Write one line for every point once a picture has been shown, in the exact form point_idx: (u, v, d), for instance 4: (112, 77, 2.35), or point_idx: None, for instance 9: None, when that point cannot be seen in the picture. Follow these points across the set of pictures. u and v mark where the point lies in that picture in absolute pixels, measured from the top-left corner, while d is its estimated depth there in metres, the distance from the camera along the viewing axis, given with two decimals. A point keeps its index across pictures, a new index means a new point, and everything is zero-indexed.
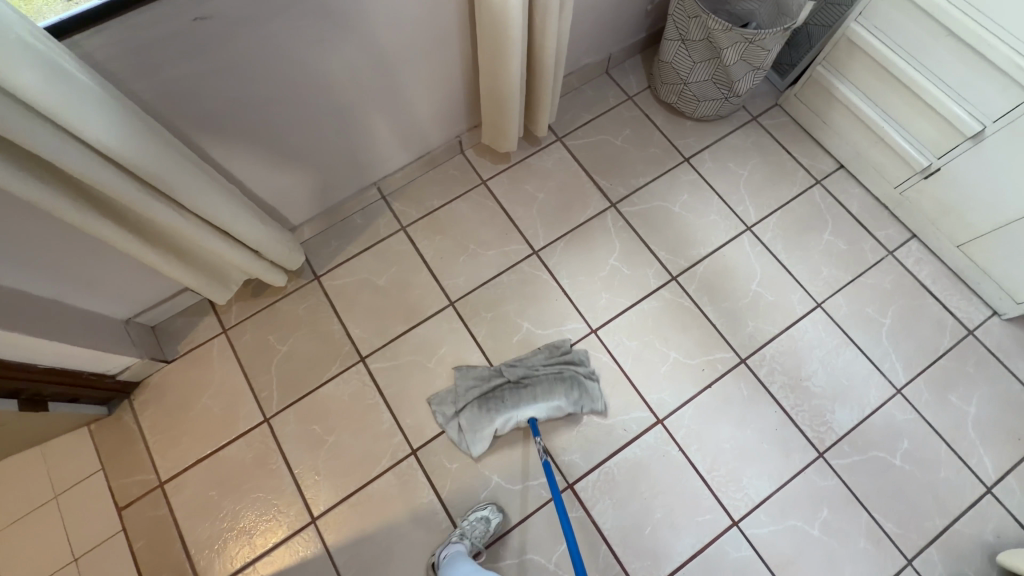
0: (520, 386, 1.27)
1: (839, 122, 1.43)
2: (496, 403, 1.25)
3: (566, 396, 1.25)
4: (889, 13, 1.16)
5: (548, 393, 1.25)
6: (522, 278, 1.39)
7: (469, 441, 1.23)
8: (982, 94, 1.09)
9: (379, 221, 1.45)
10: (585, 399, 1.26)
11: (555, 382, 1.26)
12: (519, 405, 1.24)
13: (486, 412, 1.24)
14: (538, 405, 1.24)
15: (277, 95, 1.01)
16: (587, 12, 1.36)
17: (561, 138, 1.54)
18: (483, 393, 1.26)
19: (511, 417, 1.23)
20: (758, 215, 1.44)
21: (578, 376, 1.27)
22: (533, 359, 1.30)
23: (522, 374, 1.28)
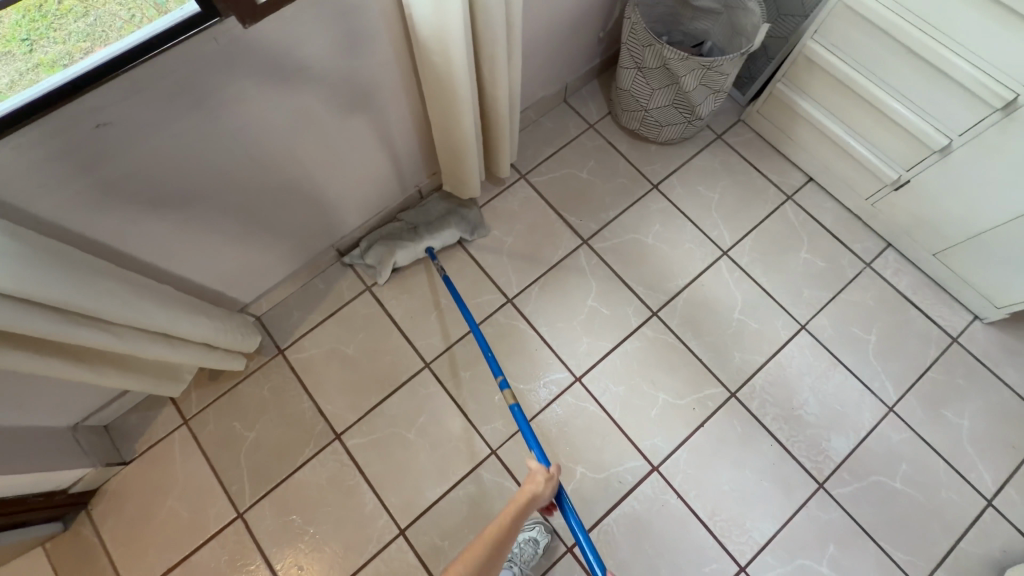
0: (417, 227, 1.38)
1: (804, 136, 1.40)
2: (396, 240, 1.36)
3: (456, 225, 1.38)
4: (846, 31, 1.12)
5: (441, 229, 1.37)
6: (498, 330, 1.33)
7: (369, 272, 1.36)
8: (946, 109, 1.07)
9: (342, 283, 1.37)
10: (470, 224, 1.40)
11: (446, 217, 1.39)
12: (416, 238, 1.36)
13: (388, 248, 1.35)
14: (433, 237, 1.36)
15: (208, 181, 0.93)
16: (538, 48, 1.31)
17: (525, 176, 1.48)
18: (382, 235, 1.37)
19: (408, 247, 1.34)
20: (733, 238, 1.41)
21: (466, 207, 1.42)
22: (427, 199, 1.43)
23: (418, 221, 1.39)
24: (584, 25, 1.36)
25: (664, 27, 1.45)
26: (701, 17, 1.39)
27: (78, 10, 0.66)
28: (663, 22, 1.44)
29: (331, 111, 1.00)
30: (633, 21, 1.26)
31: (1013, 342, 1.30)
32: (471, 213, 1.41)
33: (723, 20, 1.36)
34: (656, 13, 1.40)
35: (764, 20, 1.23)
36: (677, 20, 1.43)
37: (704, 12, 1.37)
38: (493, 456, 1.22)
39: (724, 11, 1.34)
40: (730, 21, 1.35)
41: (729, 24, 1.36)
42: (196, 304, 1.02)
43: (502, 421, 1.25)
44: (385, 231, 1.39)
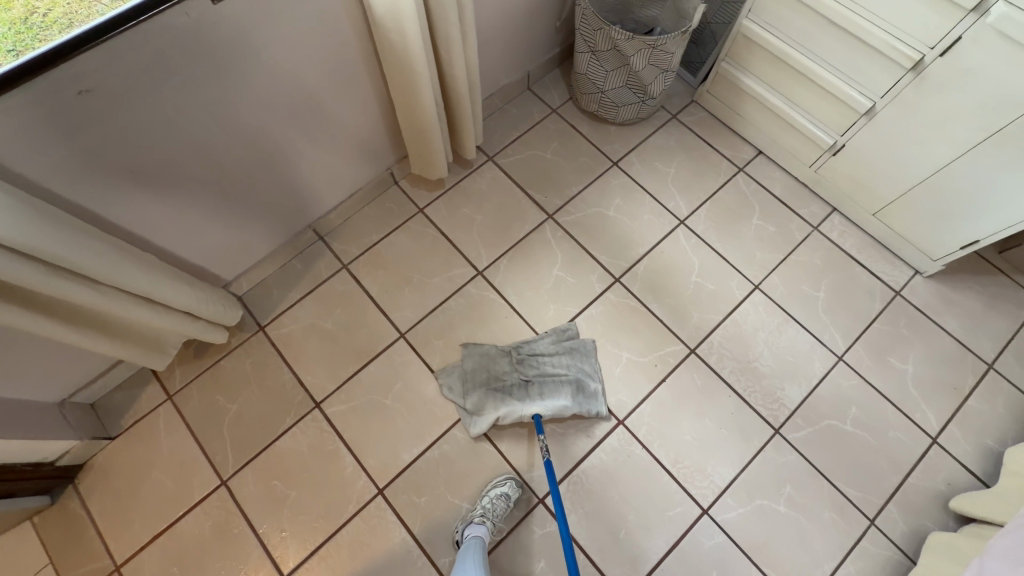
0: (529, 384, 1.30)
1: (750, 111, 1.50)
2: (501, 395, 1.28)
3: (572, 396, 1.27)
4: (774, 8, 1.23)
5: (553, 392, 1.28)
6: (470, 301, 1.40)
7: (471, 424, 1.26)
8: (866, 74, 1.17)
9: (319, 263, 1.44)
10: (591, 402, 1.27)
11: (563, 383, 1.29)
12: (525, 400, 1.27)
13: (495, 401, 1.27)
14: (543, 402, 1.26)
15: (185, 154, 1.00)
16: (497, 35, 1.40)
17: (492, 158, 1.56)
18: (493, 382, 1.30)
19: (515, 408, 1.26)
20: (689, 208, 1.50)
21: (586, 380, 1.30)
22: (546, 353, 1.33)
23: (531, 370, 1.32)
24: (540, 15, 1.46)
25: (616, 16, 1.56)
26: (650, 5, 1.50)
27: (62, 23, 0.74)
28: (615, 12, 1.55)
29: (299, 89, 1.08)
30: (583, 8, 1.36)
31: (951, 293, 1.39)
32: (590, 383, 1.30)
33: (669, 7, 1.47)
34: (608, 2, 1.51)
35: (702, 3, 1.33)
36: (628, 8, 1.53)
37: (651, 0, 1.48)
38: (467, 417, 1.28)
39: None
40: (675, 7, 1.46)
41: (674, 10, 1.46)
42: (177, 274, 1.08)
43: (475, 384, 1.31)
44: (493, 365, 1.32)
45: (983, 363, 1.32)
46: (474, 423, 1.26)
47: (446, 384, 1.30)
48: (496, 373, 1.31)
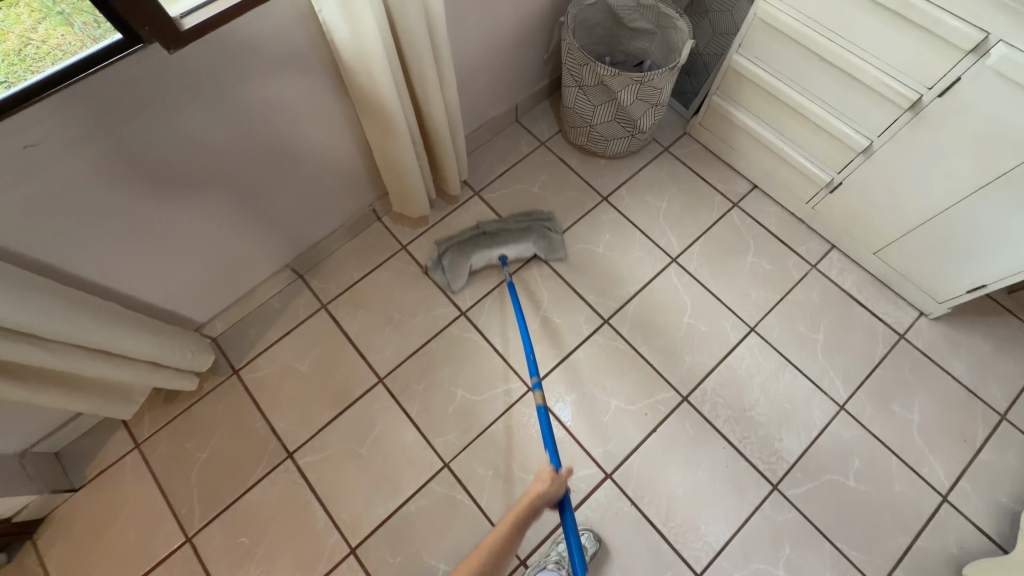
0: (494, 236, 1.41)
1: (743, 145, 1.45)
2: (470, 244, 1.39)
3: (536, 246, 1.41)
4: (765, 43, 1.18)
5: (519, 241, 1.40)
6: (452, 343, 1.34)
7: (452, 280, 1.38)
8: (862, 112, 1.12)
9: (298, 302, 1.39)
10: (553, 246, 1.42)
11: (525, 234, 1.41)
12: (491, 247, 1.39)
13: (467, 255, 1.38)
14: (508, 245, 1.39)
15: (146, 200, 0.96)
16: (481, 70, 1.37)
17: (478, 193, 1.52)
18: (462, 242, 1.40)
19: (483, 253, 1.38)
20: (682, 245, 1.44)
21: (546, 232, 1.43)
22: (511, 219, 1.44)
23: (497, 228, 1.42)
24: (526, 47, 1.43)
25: (606, 48, 1.53)
26: (639, 38, 1.46)
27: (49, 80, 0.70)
28: (605, 45, 1.52)
29: (269, 130, 1.05)
30: (569, 42, 1.32)
31: (958, 336, 1.32)
32: (553, 236, 1.43)
33: (659, 40, 1.44)
34: (597, 35, 1.48)
35: (691, 37, 1.30)
36: (617, 40, 1.50)
37: (641, 34, 1.45)
38: (446, 469, 1.21)
39: (658, 31, 1.41)
40: (664, 40, 1.42)
41: (664, 44, 1.43)
42: (141, 322, 1.04)
43: (455, 433, 1.24)
44: (463, 233, 1.41)
45: (995, 414, 1.24)
46: (455, 279, 1.38)
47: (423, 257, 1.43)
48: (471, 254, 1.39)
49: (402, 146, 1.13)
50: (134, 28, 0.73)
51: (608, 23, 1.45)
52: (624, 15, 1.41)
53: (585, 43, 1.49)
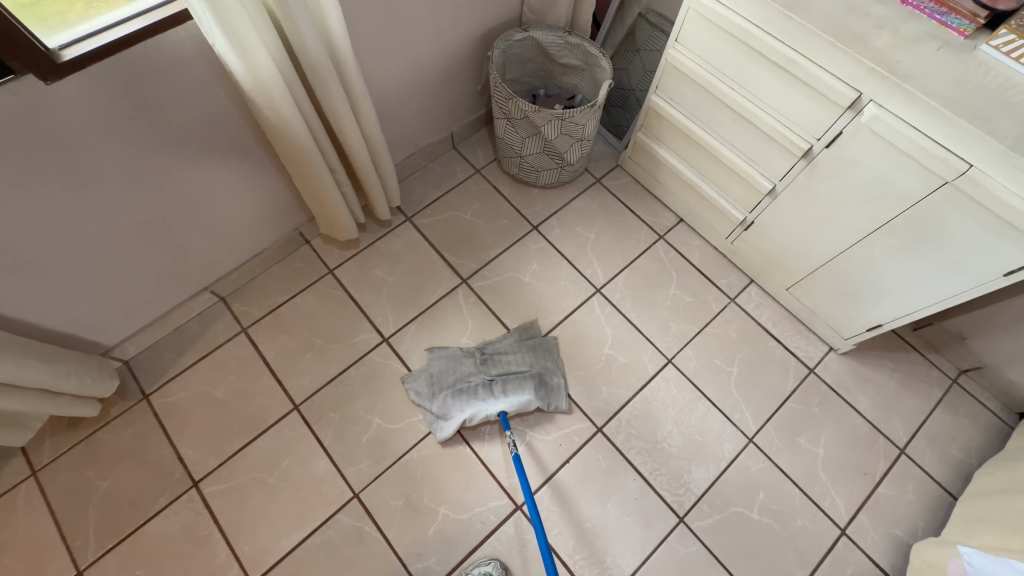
0: (493, 382, 1.28)
1: (668, 180, 1.50)
2: (465, 394, 1.26)
3: (536, 391, 1.26)
4: (678, 87, 1.23)
5: (518, 388, 1.27)
6: (371, 370, 1.33)
7: (441, 430, 1.25)
8: (765, 157, 1.16)
9: (217, 325, 1.37)
10: (554, 397, 1.29)
11: (527, 379, 1.27)
12: (488, 398, 1.25)
13: (462, 408, 1.25)
14: (507, 399, 1.25)
15: (37, 226, 0.94)
16: (409, 99, 1.39)
17: (410, 219, 1.53)
18: (458, 382, 1.28)
19: (480, 409, 1.24)
20: (607, 277, 1.47)
21: (549, 375, 1.30)
22: (509, 352, 1.33)
23: (495, 367, 1.30)
24: (458, 78, 1.46)
25: (540, 81, 1.57)
26: (569, 74, 1.51)
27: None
28: (537, 78, 1.56)
29: (175, 158, 1.05)
30: (495, 76, 1.35)
31: (864, 371, 1.37)
32: (552, 378, 1.31)
33: (587, 77, 1.48)
34: (530, 68, 1.52)
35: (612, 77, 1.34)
36: (550, 74, 1.54)
37: (570, 70, 1.49)
38: (356, 499, 1.20)
39: (586, 68, 1.45)
40: (592, 77, 1.46)
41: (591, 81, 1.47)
42: (32, 350, 1.01)
43: (367, 462, 1.23)
44: (458, 367, 1.31)
45: (895, 448, 1.28)
46: (447, 431, 1.24)
47: (414, 390, 1.30)
48: (462, 375, 1.29)
49: (316, 175, 1.13)
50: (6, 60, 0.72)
51: (537, 59, 1.48)
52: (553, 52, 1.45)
53: (517, 77, 1.53)
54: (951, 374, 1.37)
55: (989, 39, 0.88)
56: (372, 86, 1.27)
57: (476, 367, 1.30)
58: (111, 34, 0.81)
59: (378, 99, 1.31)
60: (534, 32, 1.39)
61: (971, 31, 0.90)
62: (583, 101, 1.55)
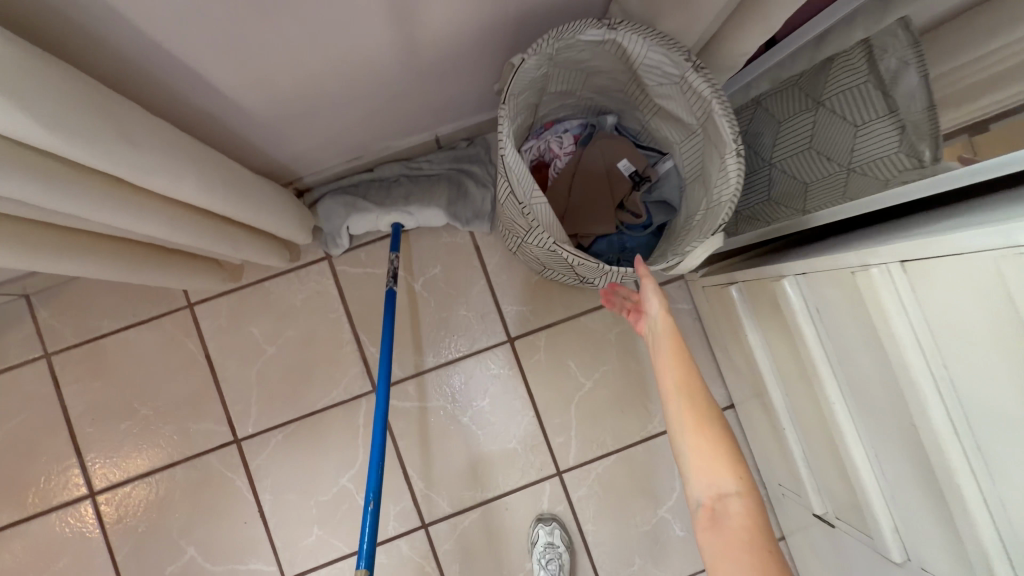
0: (393, 188, 0.94)
1: (739, 361, 0.90)
2: (359, 193, 0.94)
3: (446, 213, 0.94)
4: (842, 316, 0.58)
5: (425, 197, 0.93)
6: (204, 479, 0.94)
7: (332, 243, 0.94)
8: (925, 537, 0.58)
9: (13, 336, 0.94)
10: (470, 212, 0.96)
11: (438, 187, 0.94)
12: (385, 204, 0.92)
13: (346, 217, 0.92)
14: (408, 207, 0.92)
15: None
16: (342, 103, 0.73)
17: (332, 258, 0.97)
18: (347, 194, 0.93)
19: (369, 215, 0.91)
20: (580, 457, 0.98)
21: (470, 189, 0.96)
22: (421, 171, 0.96)
23: (397, 190, 0.94)
24: (457, 68, 0.76)
25: (616, 103, 0.84)
26: (669, 121, 0.79)
27: None
28: (613, 99, 0.84)
29: None
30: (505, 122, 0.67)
31: None
32: (477, 193, 0.96)
33: (696, 144, 0.76)
34: (601, 80, 0.79)
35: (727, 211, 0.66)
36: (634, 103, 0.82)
37: (673, 117, 0.77)
38: None
39: (699, 135, 0.74)
40: (702, 154, 0.76)
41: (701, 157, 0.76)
42: None
43: None
44: (350, 181, 0.95)
45: None
46: (338, 240, 0.94)
47: None
48: (353, 188, 0.94)
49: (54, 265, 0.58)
50: None
51: (623, 74, 0.76)
52: (652, 79, 0.72)
53: (575, 88, 0.81)
54: None
55: None
56: (243, 87, 0.62)
57: (372, 170, 0.95)
58: None
59: (265, 106, 0.67)
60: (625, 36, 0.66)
61: None
62: (675, 172, 0.84)
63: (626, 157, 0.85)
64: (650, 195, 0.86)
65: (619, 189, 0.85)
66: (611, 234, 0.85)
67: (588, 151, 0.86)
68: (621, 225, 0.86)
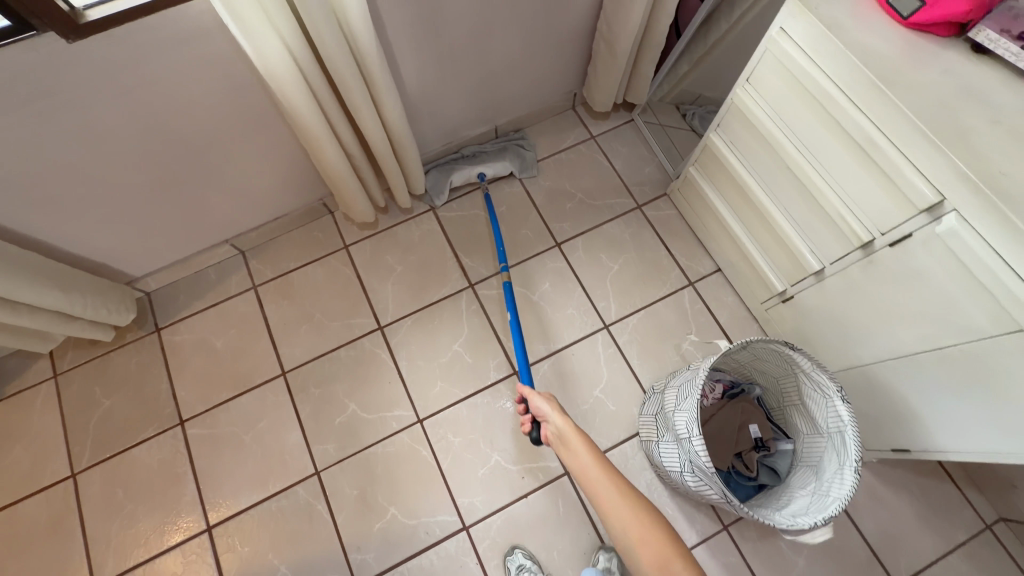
0: (474, 157, 1.51)
1: (712, 227, 1.36)
2: (454, 163, 1.50)
3: (510, 165, 1.50)
4: (741, 133, 1.08)
5: (495, 159, 1.51)
6: (360, 356, 1.34)
7: (436, 196, 1.48)
8: (820, 237, 1.01)
9: (231, 278, 1.42)
10: (524, 165, 1.52)
11: (502, 155, 1.51)
12: (470, 166, 1.48)
13: (448, 174, 1.47)
14: (487, 164, 1.48)
15: (49, 167, 0.97)
16: (450, 92, 1.33)
17: (434, 208, 1.49)
18: (446, 163, 1.50)
19: (463, 170, 1.47)
20: (619, 313, 1.37)
21: (522, 155, 1.52)
22: (489, 145, 1.54)
23: (476, 154, 1.52)
24: (510, 72, 1.37)
25: (771, 377, 1.11)
26: (802, 415, 1.05)
27: None
28: (769, 387, 1.13)
29: (198, 120, 1.06)
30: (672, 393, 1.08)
31: (879, 488, 1.21)
32: (526, 154, 1.53)
33: (819, 440, 1.01)
34: (774, 367, 1.07)
35: (831, 496, 0.90)
36: (786, 396, 1.09)
37: (811, 420, 1.03)
38: (316, 476, 1.24)
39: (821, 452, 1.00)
40: (815, 462, 1.01)
41: (823, 452, 0.99)
42: (52, 275, 1.08)
43: (334, 445, 1.26)
44: (446, 156, 1.52)
45: None
46: (443, 193, 1.48)
47: None
48: (449, 159, 1.51)
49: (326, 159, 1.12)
50: (25, 18, 0.74)
51: (790, 384, 1.06)
52: (811, 398, 1.01)
53: (749, 365, 1.13)
54: (988, 518, 1.18)
55: None
56: (409, 74, 1.21)
57: (459, 150, 1.52)
58: (120, 5, 0.81)
59: (415, 83, 1.25)
60: (798, 357, 0.97)
61: None
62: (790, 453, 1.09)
63: (756, 423, 1.12)
64: (765, 458, 1.10)
65: (743, 443, 1.11)
66: (723, 469, 1.10)
67: (731, 405, 1.15)
68: (732, 468, 1.11)
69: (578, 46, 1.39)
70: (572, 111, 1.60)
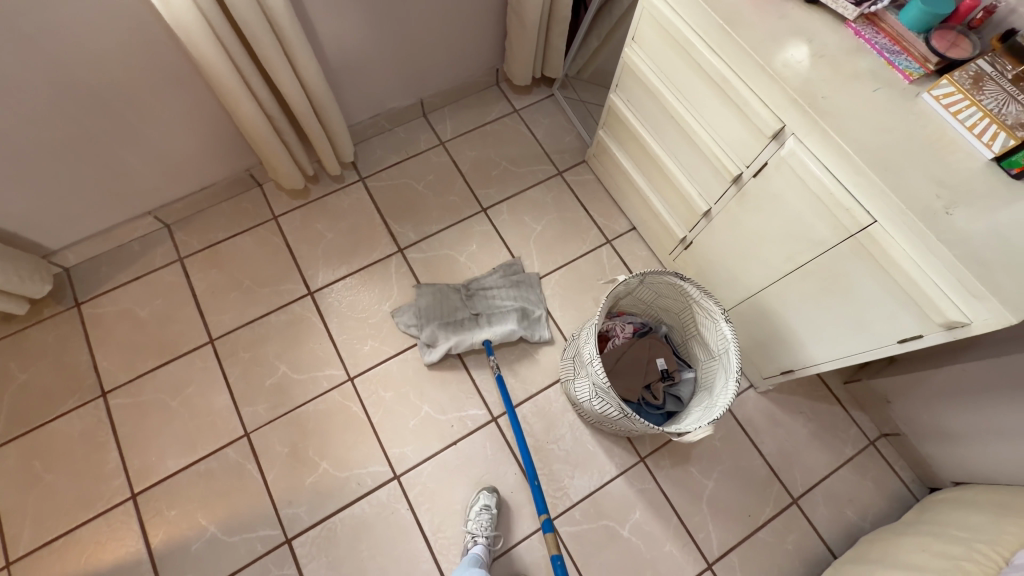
0: (478, 317, 1.36)
1: (623, 186, 1.47)
2: (454, 326, 1.34)
3: (517, 321, 1.35)
4: (633, 89, 1.18)
5: (500, 319, 1.35)
6: (290, 320, 1.36)
7: (432, 352, 1.32)
8: (703, 178, 1.12)
9: (157, 250, 1.42)
10: (537, 325, 1.37)
11: (510, 310, 1.37)
12: (475, 329, 1.34)
13: (448, 333, 1.32)
14: (492, 329, 1.33)
15: None
16: (371, 62, 1.38)
17: (363, 178, 1.54)
18: (447, 317, 1.35)
19: (466, 337, 1.32)
20: (542, 270, 1.45)
21: (532, 307, 1.38)
22: (494, 288, 1.40)
23: (480, 307, 1.38)
24: (430, 45, 1.44)
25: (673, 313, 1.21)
26: (700, 343, 1.16)
27: None
28: (673, 323, 1.24)
29: (110, 79, 1.07)
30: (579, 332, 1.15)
31: (777, 413, 1.32)
32: (535, 311, 1.38)
33: (713, 363, 1.12)
34: (673, 302, 1.17)
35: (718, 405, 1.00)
36: (686, 329, 1.20)
37: (707, 346, 1.13)
38: (245, 438, 1.25)
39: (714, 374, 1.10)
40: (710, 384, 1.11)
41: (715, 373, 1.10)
42: None
43: (264, 406, 1.28)
44: (447, 304, 1.37)
45: (788, 496, 1.25)
46: (443, 350, 1.31)
47: (402, 321, 1.36)
48: (449, 312, 1.36)
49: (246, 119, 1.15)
50: None
51: (688, 316, 1.17)
52: (703, 325, 1.12)
53: (654, 304, 1.23)
54: (871, 435, 1.32)
55: (931, 88, 0.81)
56: (327, 43, 1.26)
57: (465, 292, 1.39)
58: None
59: (336, 52, 1.30)
60: (687, 286, 1.07)
61: (917, 76, 0.82)
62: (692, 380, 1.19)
63: (663, 355, 1.22)
64: (671, 387, 1.19)
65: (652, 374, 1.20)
66: (635, 400, 1.19)
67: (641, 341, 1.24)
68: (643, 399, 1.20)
69: (494, 21, 1.48)
70: (496, 87, 1.69)
